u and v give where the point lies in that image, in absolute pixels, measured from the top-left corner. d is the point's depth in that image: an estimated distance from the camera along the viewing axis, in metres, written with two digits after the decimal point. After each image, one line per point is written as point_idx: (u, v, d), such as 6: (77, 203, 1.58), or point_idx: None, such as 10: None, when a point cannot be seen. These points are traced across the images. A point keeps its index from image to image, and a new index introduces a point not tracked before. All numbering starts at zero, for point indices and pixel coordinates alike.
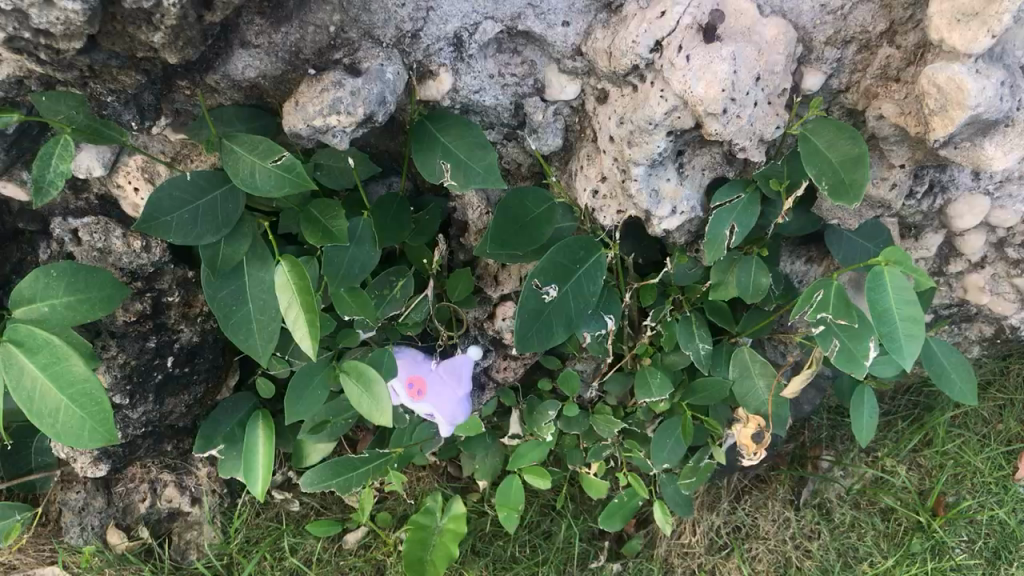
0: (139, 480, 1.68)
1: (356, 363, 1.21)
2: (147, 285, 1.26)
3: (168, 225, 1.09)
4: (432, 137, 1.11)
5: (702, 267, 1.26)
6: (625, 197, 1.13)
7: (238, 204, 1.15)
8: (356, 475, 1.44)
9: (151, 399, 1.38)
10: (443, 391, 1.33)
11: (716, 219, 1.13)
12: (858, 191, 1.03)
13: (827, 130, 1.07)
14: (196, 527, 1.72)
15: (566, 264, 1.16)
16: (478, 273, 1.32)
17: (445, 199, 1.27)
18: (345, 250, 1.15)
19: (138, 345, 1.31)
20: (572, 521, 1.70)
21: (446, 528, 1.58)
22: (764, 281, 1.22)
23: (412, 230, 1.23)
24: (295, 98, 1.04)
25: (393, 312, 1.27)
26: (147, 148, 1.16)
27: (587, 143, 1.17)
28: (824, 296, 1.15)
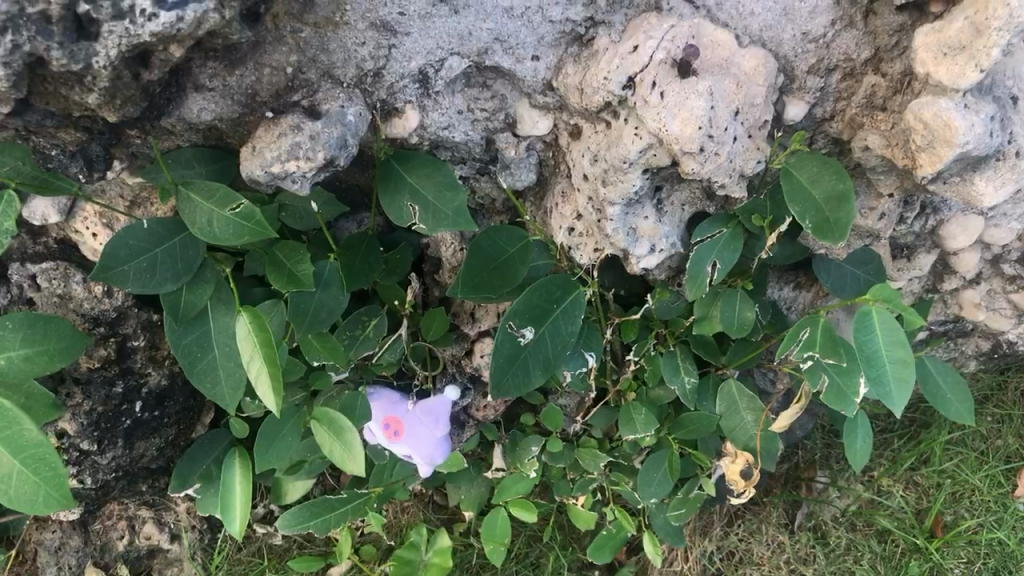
0: (115, 517, 1.63)
1: (327, 409, 1.16)
2: (111, 330, 1.21)
3: (127, 274, 1.05)
4: (398, 177, 1.06)
5: (685, 300, 1.21)
6: (602, 235, 1.08)
7: (200, 251, 1.11)
8: (335, 516, 1.40)
9: (120, 444, 1.34)
10: (420, 432, 1.27)
11: (697, 255, 1.09)
12: (844, 230, 0.99)
13: (811, 164, 1.03)
14: (176, 563, 1.68)
15: (542, 306, 1.11)
16: (454, 311, 1.28)
17: (417, 236, 1.22)
18: (312, 294, 1.11)
19: (103, 390, 1.26)
20: (560, 553, 1.64)
21: (433, 563, 1.56)
22: (750, 314, 1.18)
23: (383, 270, 1.18)
24: (252, 141, 0.99)
25: (366, 353, 1.23)
26: (104, 193, 1.12)
27: (561, 179, 1.12)
28: (808, 338, 1.10)
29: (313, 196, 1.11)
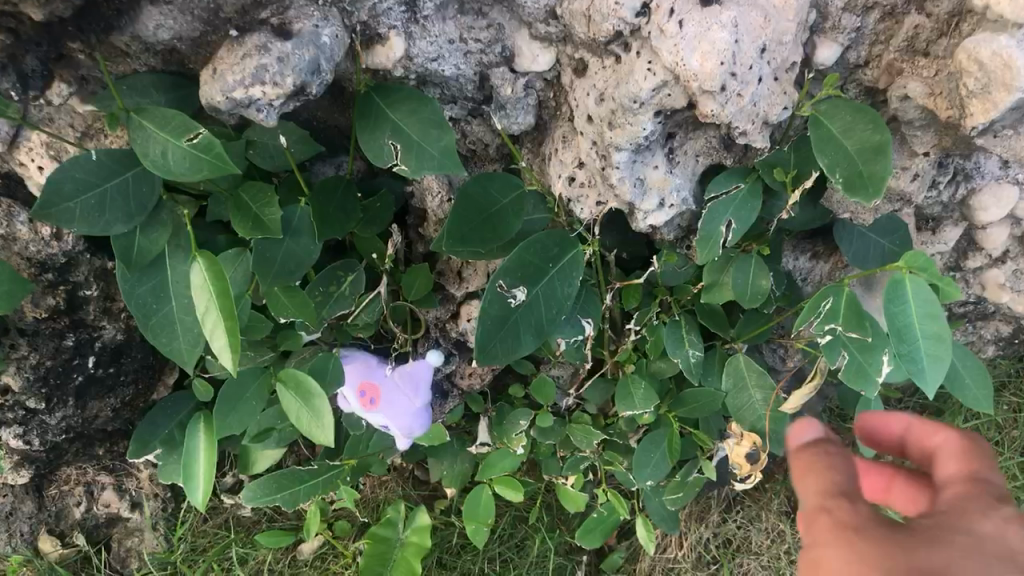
0: (72, 483, 1.51)
1: (294, 371, 1.05)
2: (60, 277, 1.09)
3: (73, 213, 0.94)
4: (379, 113, 0.94)
5: (692, 265, 1.10)
6: (605, 185, 0.96)
7: (154, 188, 0.99)
8: (303, 490, 1.29)
9: (71, 403, 1.22)
10: (398, 400, 1.16)
11: (710, 214, 0.98)
12: (879, 184, 0.88)
13: (843, 112, 0.91)
14: (137, 533, 1.59)
15: (538, 263, 1.00)
16: (439, 269, 1.15)
17: (400, 184, 1.10)
18: (280, 242, 0.99)
19: (53, 343, 1.15)
20: (547, 536, 1.54)
21: (410, 543, 1.46)
22: (764, 282, 1.07)
23: (362, 219, 1.06)
24: (213, 63, 0.87)
25: (342, 312, 1.12)
26: (52, 121, 0.99)
27: (563, 122, 1.00)
28: (831, 307, 0.99)
29: (283, 131, 0.99)
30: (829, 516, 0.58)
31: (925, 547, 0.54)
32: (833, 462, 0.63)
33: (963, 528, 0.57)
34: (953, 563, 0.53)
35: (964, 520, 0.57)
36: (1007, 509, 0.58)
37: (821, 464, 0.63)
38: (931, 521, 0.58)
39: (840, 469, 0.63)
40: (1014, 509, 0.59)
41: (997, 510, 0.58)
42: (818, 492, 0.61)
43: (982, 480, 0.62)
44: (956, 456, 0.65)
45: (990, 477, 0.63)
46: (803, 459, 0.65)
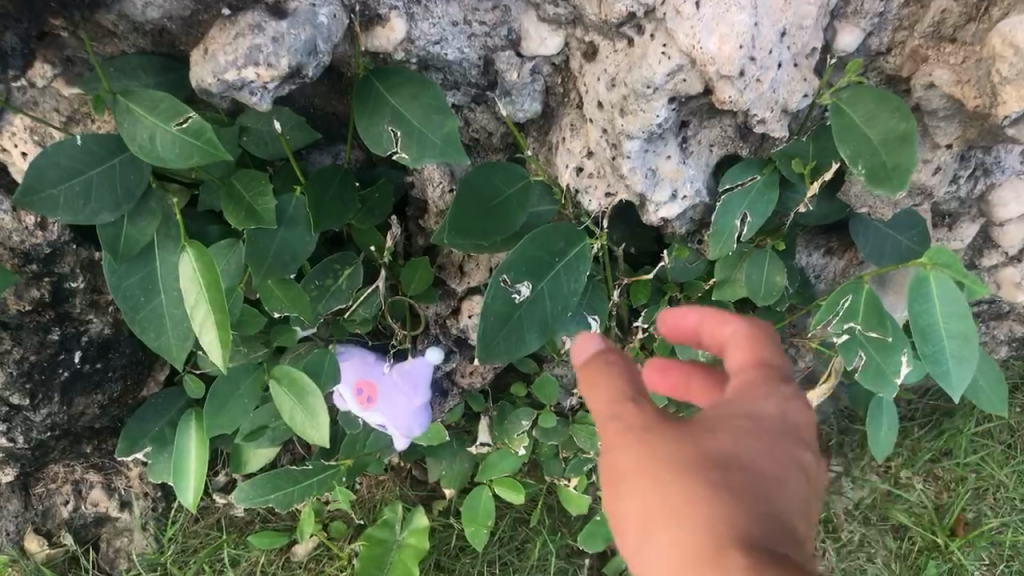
0: (60, 481, 1.48)
1: (288, 368, 1.00)
2: (45, 268, 1.04)
3: (57, 200, 0.89)
4: (379, 97, 0.90)
5: (703, 260, 1.06)
6: (615, 175, 0.92)
7: (142, 175, 0.95)
8: (297, 490, 1.25)
9: (56, 399, 1.17)
10: (396, 398, 1.13)
11: (724, 207, 0.94)
12: (903, 176, 0.84)
13: (867, 99, 0.86)
14: (125, 533, 1.53)
15: (544, 257, 0.95)
16: (439, 263, 1.11)
17: (400, 173, 1.06)
18: (274, 233, 0.95)
19: (37, 337, 1.10)
20: (548, 538, 1.49)
21: (407, 545, 1.42)
22: (779, 280, 1.03)
23: (360, 210, 1.02)
24: (204, 44, 0.82)
25: (339, 307, 1.08)
26: (36, 105, 0.95)
27: (571, 110, 0.95)
28: (849, 306, 0.94)
29: (278, 116, 0.94)
30: (620, 422, 0.57)
31: (712, 435, 0.56)
32: (624, 372, 0.60)
33: (739, 411, 0.58)
34: (745, 454, 0.55)
35: (737, 406, 0.58)
36: (784, 388, 0.59)
37: (608, 377, 0.60)
38: (713, 422, 0.57)
39: (626, 377, 0.60)
40: (790, 388, 0.60)
41: (771, 388, 0.59)
42: (608, 404, 0.58)
43: (770, 368, 0.61)
44: (744, 345, 0.63)
45: (773, 363, 0.62)
46: (596, 374, 0.61)
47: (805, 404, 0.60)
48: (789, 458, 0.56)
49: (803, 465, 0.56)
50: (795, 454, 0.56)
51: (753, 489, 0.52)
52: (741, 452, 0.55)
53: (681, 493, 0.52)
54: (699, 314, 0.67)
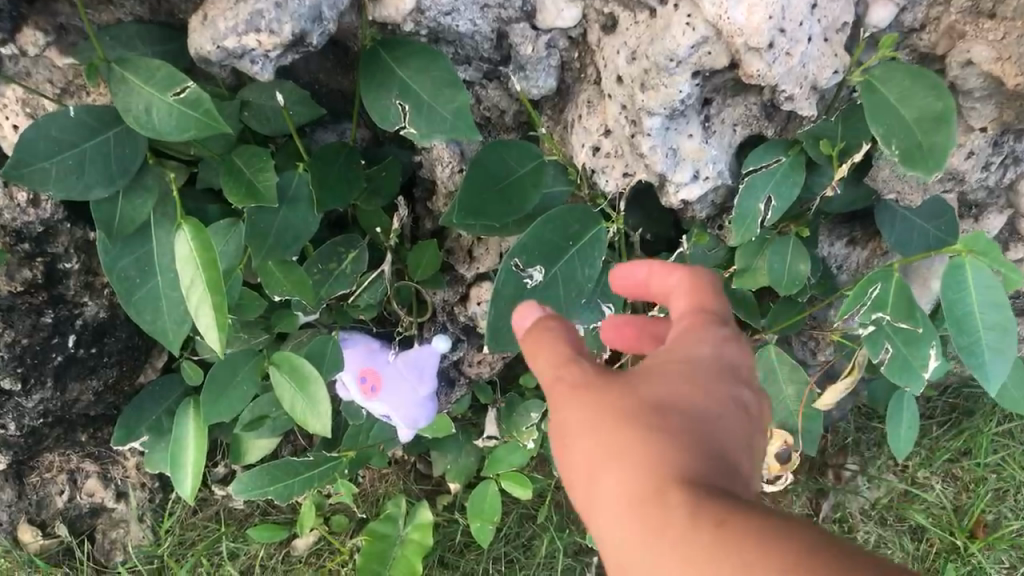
0: (55, 471, 1.44)
1: (289, 354, 0.96)
2: (37, 248, 1.00)
3: (48, 174, 0.85)
4: (385, 69, 0.85)
5: (723, 247, 1.02)
6: (634, 155, 0.88)
7: (138, 150, 0.90)
8: (297, 483, 1.21)
9: (49, 385, 1.13)
10: (400, 388, 1.09)
11: (748, 190, 0.90)
12: (940, 157, 0.79)
13: (900, 76, 0.81)
14: (122, 524, 1.49)
15: (557, 242, 0.91)
16: (448, 247, 1.06)
17: (408, 153, 1.01)
18: (275, 212, 0.90)
19: (30, 320, 1.06)
20: (556, 536, 1.45)
21: (411, 541, 1.39)
22: (803, 268, 0.99)
23: (365, 190, 0.97)
24: (203, 10, 0.78)
25: (342, 292, 1.04)
26: (29, 77, 0.91)
27: (588, 86, 0.91)
28: (878, 296, 0.90)
29: (281, 90, 0.90)
30: (566, 379, 0.55)
31: (652, 382, 0.54)
32: (565, 336, 0.59)
33: (679, 354, 0.56)
34: (685, 395, 0.53)
35: (677, 351, 0.56)
36: (723, 330, 0.57)
37: (549, 341, 0.58)
38: (653, 369, 0.55)
39: (567, 340, 0.58)
40: (728, 329, 0.58)
41: (711, 329, 0.57)
42: (549, 366, 0.57)
43: (709, 312, 0.59)
44: (686, 291, 0.61)
45: (717, 310, 0.60)
46: (536, 341, 0.59)
47: (745, 345, 0.58)
48: (732, 399, 0.54)
49: (745, 403, 0.55)
50: (736, 390, 0.55)
51: (694, 429, 0.51)
52: (681, 396, 0.53)
53: (625, 436, 0.51)
54: (645, 269, 0.64)
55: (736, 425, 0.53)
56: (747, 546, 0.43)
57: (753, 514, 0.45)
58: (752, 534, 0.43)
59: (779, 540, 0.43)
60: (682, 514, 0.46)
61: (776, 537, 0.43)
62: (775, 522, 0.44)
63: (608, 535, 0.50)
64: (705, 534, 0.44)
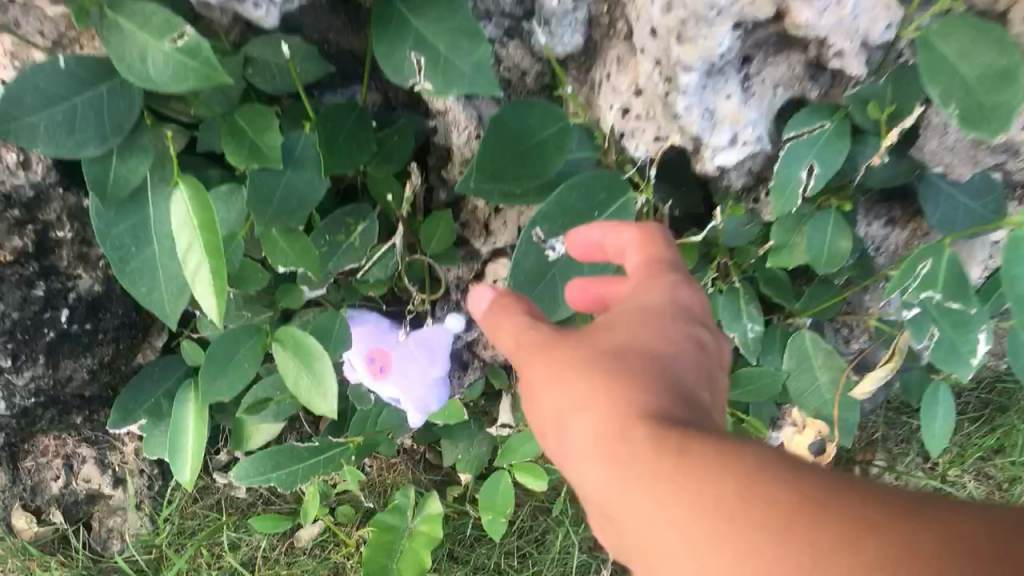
0: (50, 455, 1.37)
1: (293, 330, 0.90)
2: (28, 215, 0.95)
3: (36, 129, 0.79)
4: (401, 19, 0.79)
5: (759, 224, 0.95)
6: (667, 115, 0.81)
7: (134, 105, 0.84)
8: (302, 468, 1.15)
9: (40, 362, 1.07)
10: (410, 368, 1.03)
11: (788, 156, 0.84)
12: (1004, 117, 0.72)
13: (961, 30, 0.74)
14: (119, 512, 1.43)
15: (581, 211, 0.85)
16: (462, 219, 1.00)
17: (422, 117, 0.95)
18: (279, 175, 0.84)
19: (20, 292, 1.00)
20: (570, 530, 1.39)
21: (420, 532, 1.33)
22: (844, 245, 0.92)
23: (376, 155, 0.91)
24: None
25: (351, 267, 0.98)
26: (18, 27, 0.85)
27: (617, 42, 0.84)
28: (930, 271, 0.83)
29: (286, 44, 0.83)
30: (529, 343, 0.57)
31: (607, 331, 0.56)
32: (529, 309, 0.61)
33: (633, 303, 0.58)
34: (639, 336, 0.54)
35: (631, 301, 0.58)
36: (674, 275, 0.59)
37: (514, 312, 0.61)
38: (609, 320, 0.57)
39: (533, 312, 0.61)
40: (681, 275, 0.60)
41: (663, 277, 0.59)
42: (514, 335, 0.59)
43: (660, 264, 0.61)
44: (640, 249, 0.63)
45: (669, 260, 0.62)
46: (500, 316, 0.62)
47: (700, 288, 0.60)
48: (689, 335, 0.55)
49: (702, 338, 0.55)
50: (692, 327, 0.56)
51: (649, 360, 0.52)
52: (635, 336, 0.54)
53: (581, 375, 0.52)
54: (600, 231, 0.67)
55: (691, 356, 0.53)
56: (695, 457, 0.44)
57: (710, 435, 0.45)
58: (710, 450, 0.44)
59: (734, 454, 0.43)
60: (642, 432, 0.46)
61: (731, 447, 0.44)
62: (727, 437, 0.45)
63: (574, 469, 0.50)
64: (662, 451, 0.45)
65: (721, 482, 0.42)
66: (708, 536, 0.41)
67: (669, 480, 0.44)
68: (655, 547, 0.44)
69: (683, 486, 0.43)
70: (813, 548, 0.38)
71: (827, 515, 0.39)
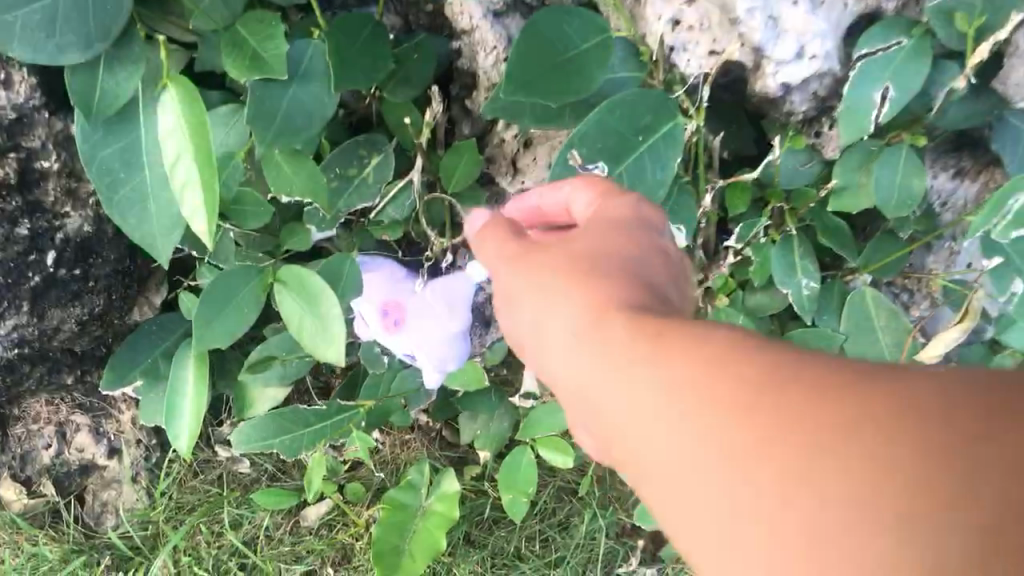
0: (43, 422, 1.30)
1: (297, 268, 0.81)
2: (10, 140, 0.86)
3: (11, 29, 0.71)
4: None
5: (820, 162, 0.85)
6: (725, 23, 0.72)
7: (123, 8, 0.74)
8: (307, 435, 1.05)
9: (25, 310, 0.98)
10: (426, 322, 0.93)
11: (858, 77, 0.74)
12: None
13: None
14: (114, 485, 1.33)
15: (623, 134, 0.75)
16: (488, 155, 0.90)
17: (445, 40, 0.84)
18: (283, 89, 0.74)
19: (1, 230, 0.91)
20: (598, 513, 1.29)
21: (434, 513, 1.22)
22: (918, 184, 0.81)
23: (394, 76, 0.82)
24: None
25: (364, 206, 0.88)
26: None
27: None
28: (1022, 208, 0.73)
29: None
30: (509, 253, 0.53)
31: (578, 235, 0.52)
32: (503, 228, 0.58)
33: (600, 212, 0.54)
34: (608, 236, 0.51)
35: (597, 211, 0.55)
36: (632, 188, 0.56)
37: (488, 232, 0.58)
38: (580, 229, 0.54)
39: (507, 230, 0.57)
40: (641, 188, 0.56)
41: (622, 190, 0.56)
42: (489, 253, 0.56)
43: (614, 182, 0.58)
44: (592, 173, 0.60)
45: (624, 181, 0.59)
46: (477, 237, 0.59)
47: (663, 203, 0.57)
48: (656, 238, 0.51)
49: (668, 246, 0.51)
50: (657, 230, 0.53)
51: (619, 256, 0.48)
52: (602, 238, 0.50)
53: (556, 274, 0.48)
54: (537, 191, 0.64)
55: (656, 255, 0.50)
56: (683, 344, 0.40)
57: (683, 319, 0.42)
58: (683, 339, 0.41)
59: (705, 337, 0.40)
60: (621, 327, 0.43)
61: (712, 331, 0.40)
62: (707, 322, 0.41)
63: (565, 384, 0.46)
64: (633, 342, 0.42)
65: (691, 367, 0.39)
66: (695, 416, 0.38)
67: (642, 368, 0.41)
68: (636, 442, 0.41)
69: (673, 366, 0.40)
70: (811, 400, 0.35)
71: (791, 381, 0.36)
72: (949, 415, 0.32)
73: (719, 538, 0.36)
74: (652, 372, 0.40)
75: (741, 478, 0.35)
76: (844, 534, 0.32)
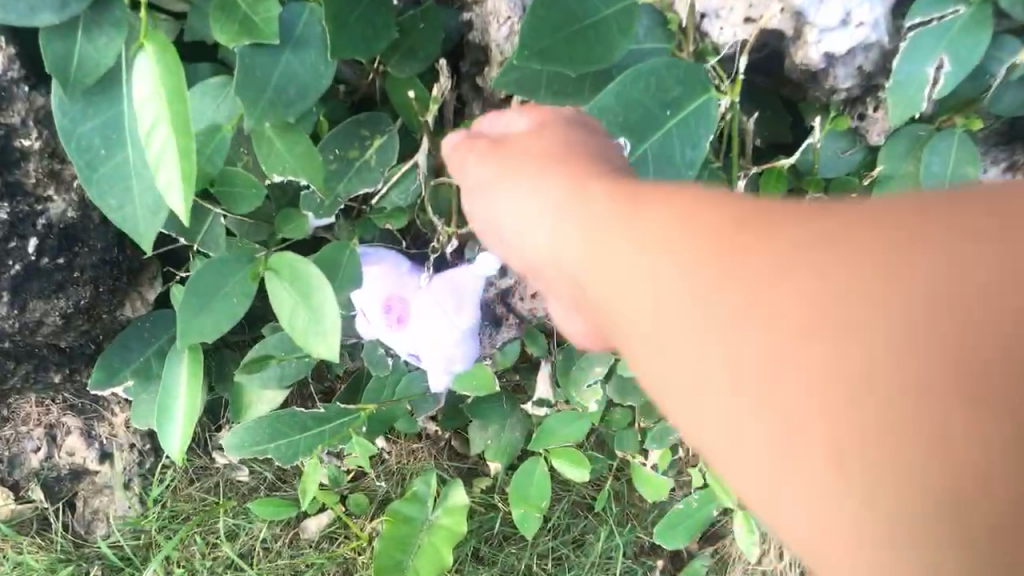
0: (32, 424, 1.23)
1: (290, 257, 0.75)
2: None
3: None
4: None
5: (864, 149, 0.79)
6: None
7: None
8: (305, 439, 0.98)
9: (4, 301, 0.92)
10: (434, 318, 0.85)
11: (912, 46, 0.66)
12: None
13: None
14: (106, 492, 1.27)
15: (649, 108, 0.67)
16: None
17: (455, 11, 0.78)
18: (276, 57, 0.67)
19: None
20: (614, 530, 1.22)
21: (440, 527, 1.15)
22: (971, 170, 0.73)
23: (399, 49, 0.75)
24: None
25: (365, 191, 0.82)
26: None
27: None
28: None
29: None
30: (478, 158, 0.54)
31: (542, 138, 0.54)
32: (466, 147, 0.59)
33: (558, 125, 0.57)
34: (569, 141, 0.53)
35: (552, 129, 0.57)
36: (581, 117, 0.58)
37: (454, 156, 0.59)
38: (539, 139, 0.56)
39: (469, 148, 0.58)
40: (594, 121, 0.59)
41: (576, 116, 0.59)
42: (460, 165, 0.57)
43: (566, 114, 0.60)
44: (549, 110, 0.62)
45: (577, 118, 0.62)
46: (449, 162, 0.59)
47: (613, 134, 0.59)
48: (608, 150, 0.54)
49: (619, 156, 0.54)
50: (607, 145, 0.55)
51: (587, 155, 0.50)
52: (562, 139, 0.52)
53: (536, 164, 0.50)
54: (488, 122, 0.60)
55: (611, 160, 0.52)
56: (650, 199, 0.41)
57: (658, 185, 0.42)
58: (659, 197, 0.41)
59: (674, 190, 0.41)
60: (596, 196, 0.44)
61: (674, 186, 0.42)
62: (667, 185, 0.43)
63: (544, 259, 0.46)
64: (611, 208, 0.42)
65: (663, 210, 0.40)
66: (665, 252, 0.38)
67: (618, 224, 0.41)
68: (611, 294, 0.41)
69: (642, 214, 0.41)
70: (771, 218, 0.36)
71: (740, 206, 0.37)
72: (889, 227, 0.32)
73: (686, 370, 0.36)
74: (625, 230, 0.41)
75: (706, 302, 0.35)
76: (802, 337, 0.32)
